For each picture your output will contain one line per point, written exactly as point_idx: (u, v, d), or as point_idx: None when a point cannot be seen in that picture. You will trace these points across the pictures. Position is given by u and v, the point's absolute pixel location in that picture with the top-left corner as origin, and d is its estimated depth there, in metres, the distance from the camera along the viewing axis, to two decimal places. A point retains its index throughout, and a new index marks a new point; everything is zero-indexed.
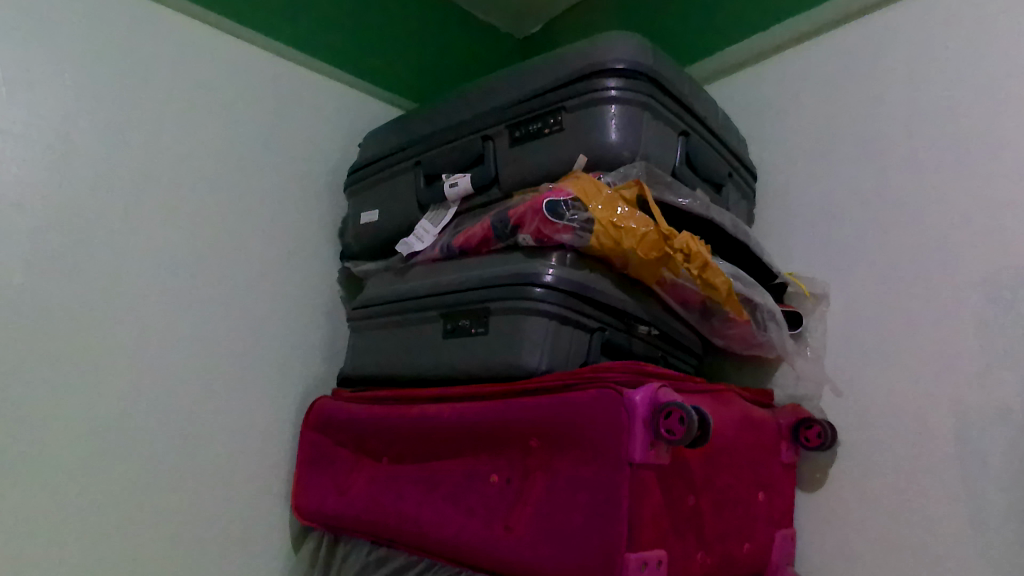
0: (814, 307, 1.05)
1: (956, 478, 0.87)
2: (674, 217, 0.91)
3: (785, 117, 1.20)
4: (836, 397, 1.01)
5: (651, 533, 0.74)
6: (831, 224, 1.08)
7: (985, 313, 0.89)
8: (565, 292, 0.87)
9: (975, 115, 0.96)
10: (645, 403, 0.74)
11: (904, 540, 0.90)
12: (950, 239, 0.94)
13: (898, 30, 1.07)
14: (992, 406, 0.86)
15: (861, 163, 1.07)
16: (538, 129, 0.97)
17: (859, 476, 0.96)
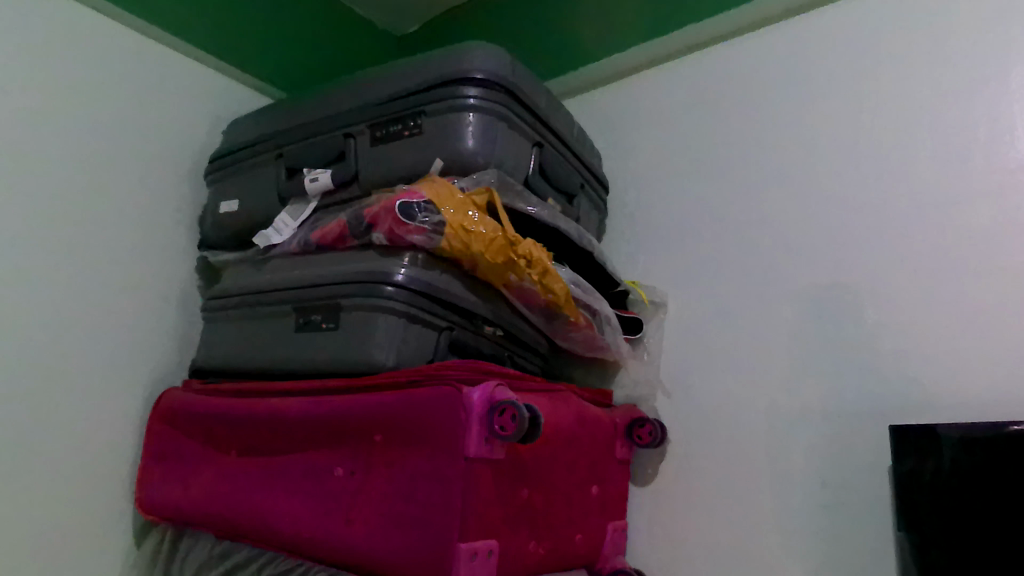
0: (653, 314, 1.13)
1: (764, 474, 0.96)
2: (523, 223, 0.96)
3: (638, 134, 1.27)
4: (667, 399, 1.08)
5: (483, 524, 0.78)
6: (673, 238, 1.16)
7: (795, 324, 0.98)
8: (415, 291, 0.89)
9: (799, 147, 1.07)
10: (481, 401, 0.78)
11: (720, 531, 0.98)
12: (771, 256, 1.04)
13: (740, 63, 1.17)
14: (797, 409, 0.95)
15: (701, 183, 1.16)
16: (398, 130, 0.99)
17: (687, 472, 1.04)
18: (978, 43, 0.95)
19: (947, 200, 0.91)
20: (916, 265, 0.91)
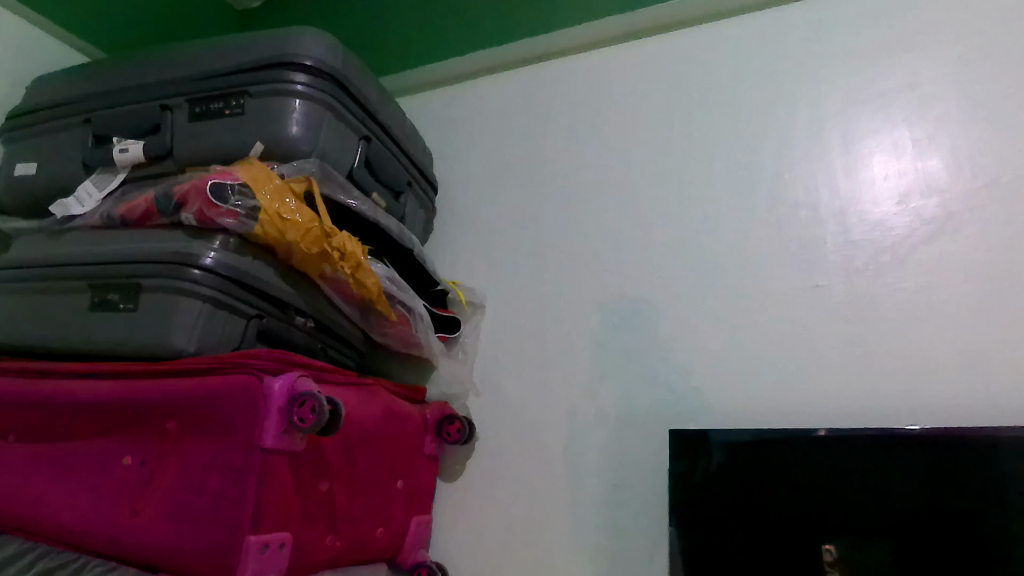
0: (471, 314, 1.16)
1: (561, 472, 1.01)
2: (341, 216, 0.95)
3: (469, 137, 1.29)
4: (477, 397, 1.11)
5: (276, 516, 0.77)
6: (494, 242, 1.19)
7: (598, 332, 1.04)
8: (223, 277, 0.86)
9: (614, 166, 1.13)
10: (282, 392, 0.77)
11: (517, 526, 1.02)
12: (582, 266, 1.09)
13: (569, 82, 1.23)
14: (594, 412, 1.01)
15: (524, 190, 1.20)
16: (219, 108, 0.96)
17: (491, 469, 1.07)
18: (773, 90, 1.06)
19: (733, 226, 1.00)
20: (704, 284, 0.99)
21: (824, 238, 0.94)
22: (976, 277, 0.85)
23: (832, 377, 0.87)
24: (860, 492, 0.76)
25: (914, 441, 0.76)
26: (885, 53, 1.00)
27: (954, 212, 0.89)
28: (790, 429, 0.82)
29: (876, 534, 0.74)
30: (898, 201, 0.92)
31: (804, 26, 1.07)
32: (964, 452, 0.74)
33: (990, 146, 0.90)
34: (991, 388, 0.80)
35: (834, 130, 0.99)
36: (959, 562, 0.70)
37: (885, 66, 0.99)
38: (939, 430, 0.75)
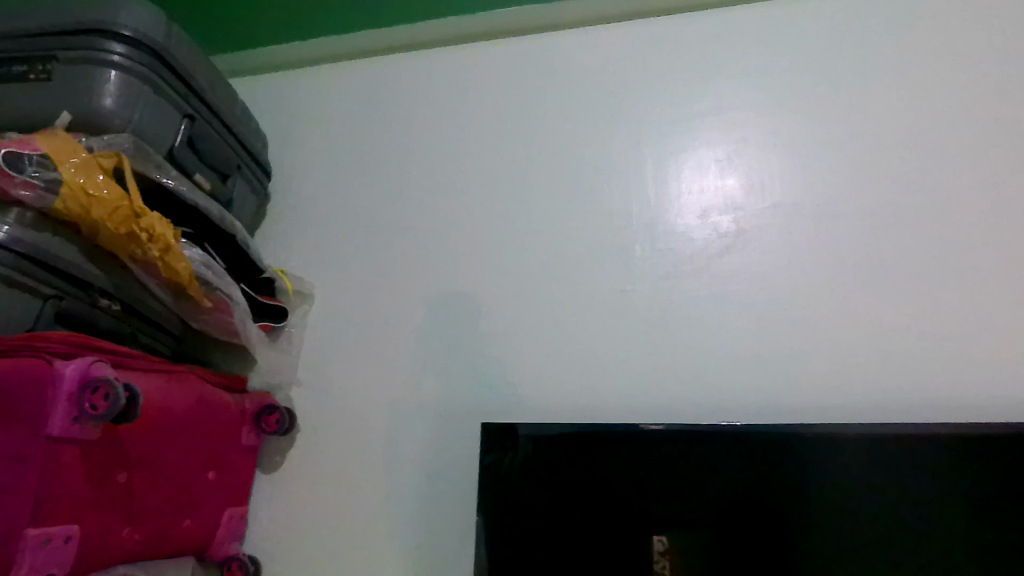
0: (298, 304, 1.14)
1: (379, 465, 1.01)
2: (156, 197, 0.92)
3: (306, 124, 1.27)
4: (299, 389, 1.10)
5: (62, 509, 0.73)
6: (325, 232, 1.18)
7: (422, 327, 1.06)
8: (18, 252, 0.78)
9: (448, 163, 1.15)
10: (74, 378, 0.73)
11: (333, 519, 1.01)
12: (411, 261, 1.10)
13: (408, 77, 1.24)
14: (414, 405, 1.02)
15: (359, 182, 1.19)
16: (23, 72, 0.89)
17: (310, 462, 1.06)
18: (598, 103, 1.11)
19: (554, 230, 1.05)
20: (524, 284, 1.03)
21: (633, 245, 1.01)
22: (761, 288, 0.94)
23: (633, 376, 0.93)
24: (656, 484, 0.83)
25: (713, 437, 0.83)
26: (697, 77, 1.08)
27: (747, 229, 0.97)
28: (605, 423, 0.87)
29: (673, 523, 0.80)
30: (700, 215, 1.00)
31: (629, 46, 1.14)
32: (755, 449, 0.81)
33: (779, 170, 1.00)
34: (762, 389, 0.89)
35: (649, 145, 1.06)
36: (723, 549, 0.79)
37: (697, 89, 1.07)
38: (737, 427, 0.82)
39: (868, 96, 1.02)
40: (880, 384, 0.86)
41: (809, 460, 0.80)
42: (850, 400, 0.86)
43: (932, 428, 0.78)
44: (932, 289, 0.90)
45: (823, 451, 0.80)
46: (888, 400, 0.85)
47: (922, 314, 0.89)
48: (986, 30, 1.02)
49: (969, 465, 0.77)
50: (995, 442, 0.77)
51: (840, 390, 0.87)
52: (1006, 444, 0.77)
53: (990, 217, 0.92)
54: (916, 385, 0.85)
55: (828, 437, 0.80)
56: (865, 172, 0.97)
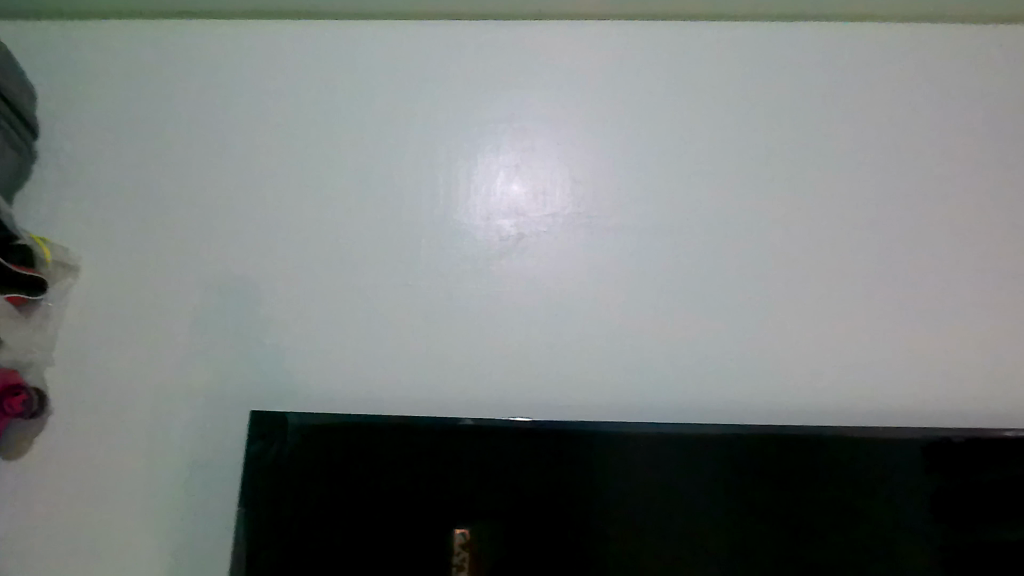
0: (58, 275, 1.01)
1: (138, 456, 0.94)
2: None
3: (79, 74, 1.12)
4: (50, 368, 0.97)
5: None
6: (93, 198, 1.06)
7: (197, 309, 1.00)
8: None
9: (237, 140, 1.09)
10: None
11: (82, 516, 0.91)
12: (190, 239, 1.04)
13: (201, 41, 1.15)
14: (181, 393, 0.96)
15: (136, 148, 1.09)
16: None
17: (59, 454, 0.94)
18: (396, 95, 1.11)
19: (343, 222, 1.03)
20: (313, 275, 1.00)
21: (420, 244, 1.02)
22: (536, 292, 0.98)
23: (413, 375, 0.94)
24: (422, 476, 0.84)
25: (514, 433, 0.85)
26: (496, 82, 1.11)
27: (528, 234, 1.02)
28: (407, 415, 0.87)
29: (469, 515, 0.82)
30: (484, 218, 1.03)
31: (432, 41, 1.14)
32: (553, 444, 0.84)
33: (562, 180, 1.05)
34: (526, 385, 0.93)
35: (439, 148, 1.08)
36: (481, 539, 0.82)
37: (495, 93, 1.10)
38: (536, 422, 0.85)
39: (652, 117, 1.09)
40: (645, 390, 0.93)
41: (602, 457, 0.84)
42: (616, 404, 0.93)
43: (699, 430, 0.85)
44: (687, 300, 0.98)
45: (615, 448, 0.84)
46: (650, 405, 0.93)
47: (676, 322, 0.97)
48: (755, 68, 1.12)
49: (740, 464, 0.84)
50: (764, 443, 0.84)
51: (607, 395, 0.93)
52: (773, 445, 0.84)
53: (747, 243, 1.02)
54: (661, 387, 0.94)
55: (620, 434, 0.85)
56: (645, 191, 1.04)
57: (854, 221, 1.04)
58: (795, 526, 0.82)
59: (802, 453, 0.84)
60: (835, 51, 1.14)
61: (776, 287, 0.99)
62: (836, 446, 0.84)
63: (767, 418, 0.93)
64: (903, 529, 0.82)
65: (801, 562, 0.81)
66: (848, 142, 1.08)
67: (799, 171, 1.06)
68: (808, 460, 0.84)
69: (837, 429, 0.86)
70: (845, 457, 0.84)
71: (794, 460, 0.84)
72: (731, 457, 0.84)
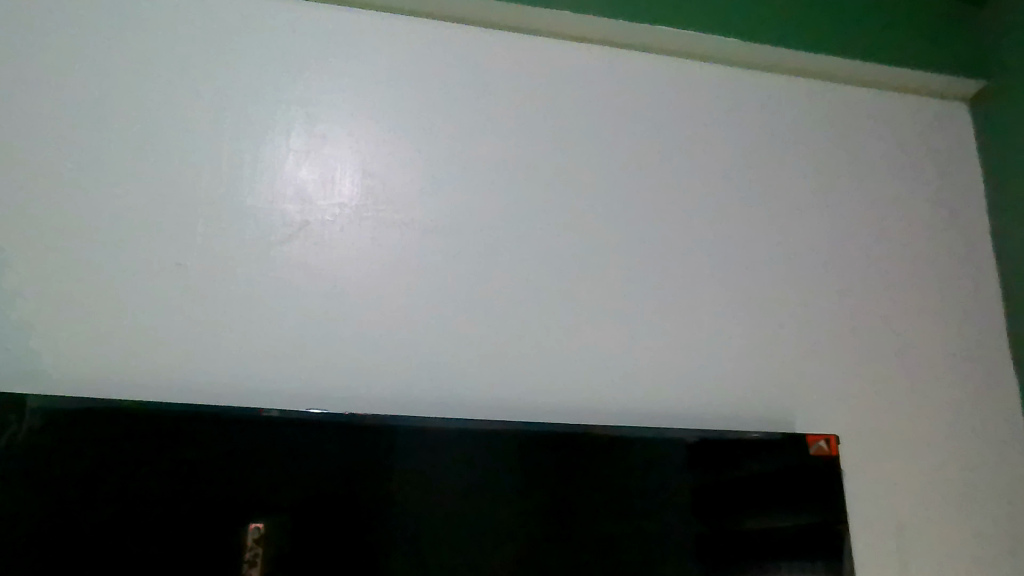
0: None
1: None
2: None
3: None
4: None
5: None
6: None
7: None
8: None
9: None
10: None
11: None
12: None
13: None
14: None
15: None
16: None
17: None
18: (195, 52, 0.97)
19: (97, 184, 0.90)
20: (49, 245, 0.86)
21: (194, 223, 0.90)
22: (314, 286, 0.90)
23: (167, 354, 0.85)
24: (189, 470, 0.75)
25: (308, 423, 0.78)
26: (294, 62, 0.99)
27: (311, 222, 0.93)
28: (177, 402, 0.77)
29: (232, 511, 0.74)
30: (268, 200, 0.93)
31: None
32: (344, 436, 0.79)
33: (368, 164, 0.97)
34: (307, 381, 0.87)
35: (228, 119, 0.95)
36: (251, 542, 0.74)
37: (310, 62, 1.00)
38: (340, 415, 0.79)
39: (479, 105, 1.03)
40: (406, 380, 0.89)
41: (390, 449, 0.79)
42: (374, 394, 0.88)
43: (492, 424, 0.83)
44: (492, 295, 0.94)
45: (404, 441, 0.80)
46: (409, 395, 0.88)
47: (478, 317, 0.93)
48: (555, 76, 1.07)
49: (527, 461, 0.83)
50: (537, 438, 0.84)
51: (366, 384, 0.88)
52: (545, 439, 0.84)
53: (523, 238, 0.98)
54: (450, 385, 0.90)
55: (415, 428, 0.80)
56: (461, 180, 0.99)
57: (640, 229, 1.02)
58: (571, 521, 0.83)
59: (571, 448, 0.85)
60: (629, 62, 1.11)
61: (584, 286, 0.98)
62: (603, 441, 0.86)
63: (517, 410, 0.90)
64: (666, 523, 0.85)
65: (576, 557, 0.81)
66: (634, 150, 1.06)
67: (590, 178, 1.03)
68: (576, 454, 0.84)
69: (606, 426, 0.86)
70: (625, 452, 0.86)
71: (563, 454, 0.84)
72: (507, 451, 0.82)
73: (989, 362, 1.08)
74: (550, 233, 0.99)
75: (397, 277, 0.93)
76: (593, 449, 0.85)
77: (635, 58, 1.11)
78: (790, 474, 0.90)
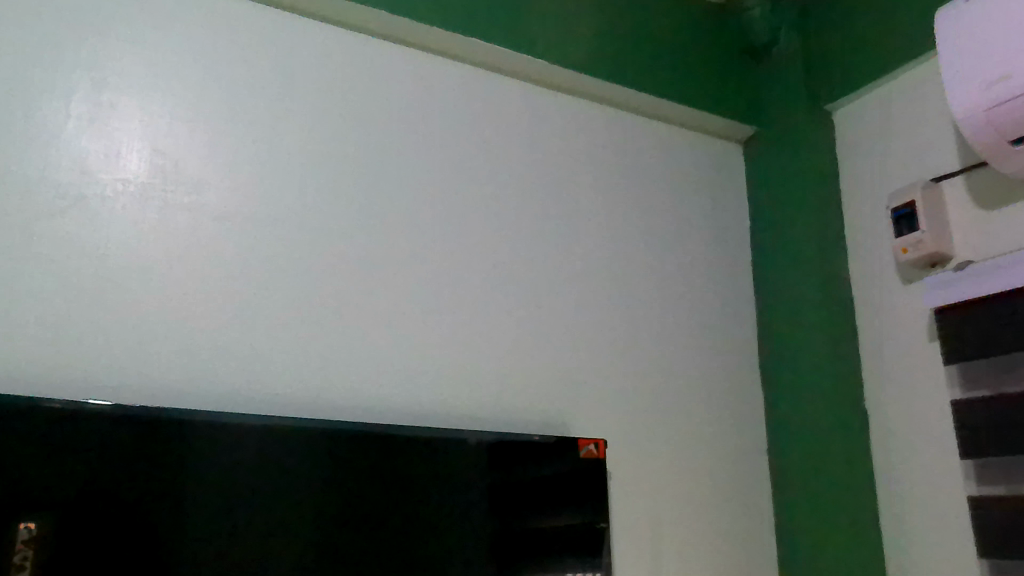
0: None
1: None
2: None
3: None
4: None
5: None
6: None
7: None
8: None
9: None
10: None
11: None
12: None
13: None
14: None
15: None
16: None
17: None
18: None
19: None
20: None
21: None
22: (84, 267, 0.81)
23: None
24: None
25: (81, 413, 0.71)
26: (77, 12, 0.88)
27: (92, 197, 0.83)
28: None
29: None
30: (41, 168, 0.81)
31: None
32: (130, 429, 0.72)
33: (160, 138, 0.88)
34: (64, 369, 0.78)
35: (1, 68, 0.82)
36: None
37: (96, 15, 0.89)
38: (127, 408, 0.73)
39: (289, 87, 0.98)
40: (174, 374, 0.82)
41: (177, 445, 0.74)
42: (138, 388, 0.80)
43: (282, 421, 0.80)
44: (286, 289, 0.90)
45: (186, 436, 0.75)
46: (177, 391, 0.82)
47: (269, 311, 0.89)
48: (370, 67, 1.04)
49: (318, 460, 0.81)
50: (330, 436, 0.82)
51: (130, 376, 0.80)
52: (335, 438, 0.82)
53: (327, 232, 0.94)
54: (231, 379, 0.85)
55: (206, 423, 0.76)
56: (263, 165, 0.93)
57: (445, 234, 1.02)
58: (359, 521, 0.81)
59: (359, 447, 0.83)
60: (439, 68, 1.09)
61: (384, 285, 0.96)
62: (392, 442, 0.85)
63: (297, 411, 0.87)
64: (451, 523, 0.87)
65: (363, 558, 0.80)
66: (445, 152, 1.06)
67: (400, 176, 1.01)
68: (365, 454, 0.83)
69: (395, 427, 0.86)
70: (413, 452, 0.86)
71: (351, 453, 0.83)
72: (297, 450, 0.80)
73: (740, 380, 1.21)
74: (354, 230, 0.96)
75: (184, 263, 0.86)
76: (383, 449, 0.85)
77: (446, 65, 1.10)
78: (562, 476, 0.95)
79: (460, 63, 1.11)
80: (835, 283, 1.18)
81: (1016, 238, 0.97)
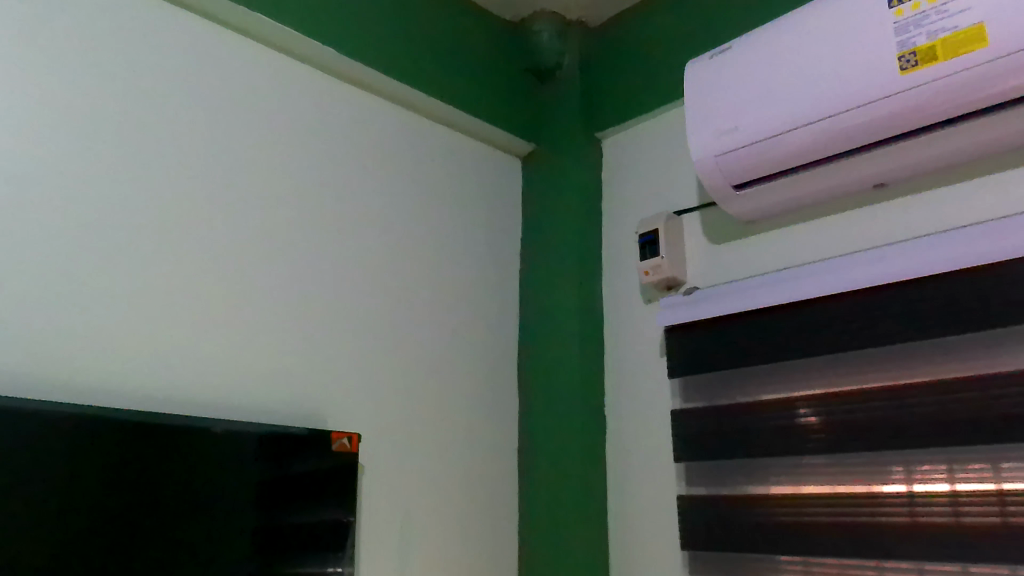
0: None
1: None
2: None
3: None
4: None
5: None
6: None
7: None
8: None
9: None
10: None
11: None
12: None
13: None
14: None
15: None
16: None
17: None
18: None
19: None
20: None
21: None
22: None
23: None
24: None
25: None
26: None
27: None
28: None
29: None
30: None
31: None
32: None
33: None
34: None
35: None
36: None
37: None
38: None
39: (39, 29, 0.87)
40: None
41: None
42: None
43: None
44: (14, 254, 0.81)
45: None
46: None
47: None
48: (139, 23, 0.96)
49: (40, 444, 0.72)
50: (82, 421, 0.76)
51: None
52: (84, 423, 0.76)
53: (71, 196, 0.86)
54: None
55: None
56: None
57: (209, 212, 0.97)
58: (85, 513, 0.74)
59: (108, 433, 0.77)
60: (218, 38, 1.03)
61: (133, 261, 0.89)
62: (145, 429, 0.80)
63: (15, 392, 0.78)
64: (196, 513, 0.82)
65: (88, 552, 0.73)
66: (217, 127, 1.00)
67: (163, 146, 0.95)
68: (114, 440, 0.77)
69: (150, 414, 0.81)
70: (156, 438, 0.80)
71: (99, 439, 0.76)
72: (41, 435, 0.73)
73: (496, 383, 1.26)
74: (103, 196, 0.88)
75: None
76: (123, 434, 0.78)
77: (227, 37, 1.05)
78: (314, 468, 0.94)
79: (243, 37, 1.06)
80: (589, 298, 1.27)
81: (736, 272, 1.11)
